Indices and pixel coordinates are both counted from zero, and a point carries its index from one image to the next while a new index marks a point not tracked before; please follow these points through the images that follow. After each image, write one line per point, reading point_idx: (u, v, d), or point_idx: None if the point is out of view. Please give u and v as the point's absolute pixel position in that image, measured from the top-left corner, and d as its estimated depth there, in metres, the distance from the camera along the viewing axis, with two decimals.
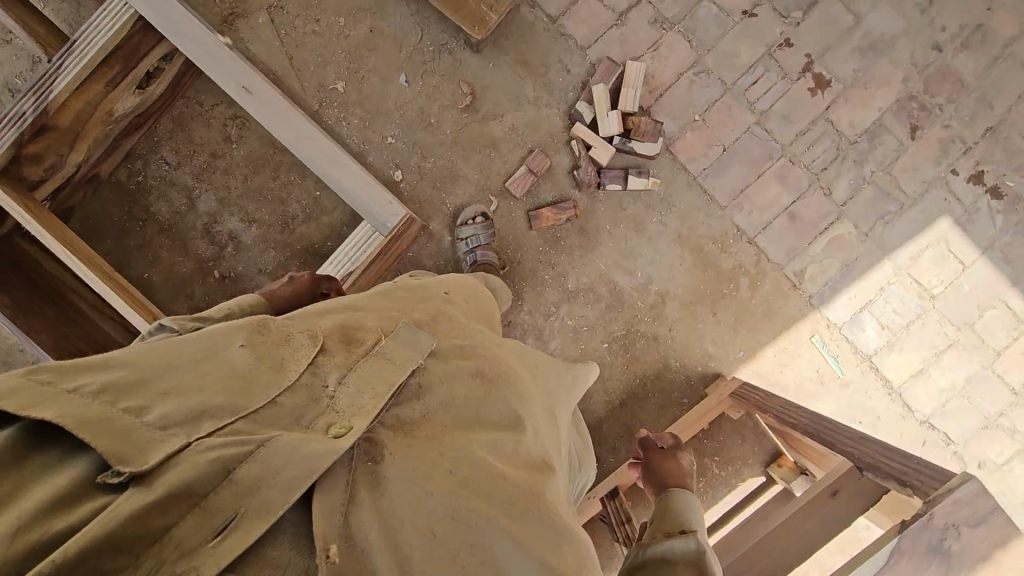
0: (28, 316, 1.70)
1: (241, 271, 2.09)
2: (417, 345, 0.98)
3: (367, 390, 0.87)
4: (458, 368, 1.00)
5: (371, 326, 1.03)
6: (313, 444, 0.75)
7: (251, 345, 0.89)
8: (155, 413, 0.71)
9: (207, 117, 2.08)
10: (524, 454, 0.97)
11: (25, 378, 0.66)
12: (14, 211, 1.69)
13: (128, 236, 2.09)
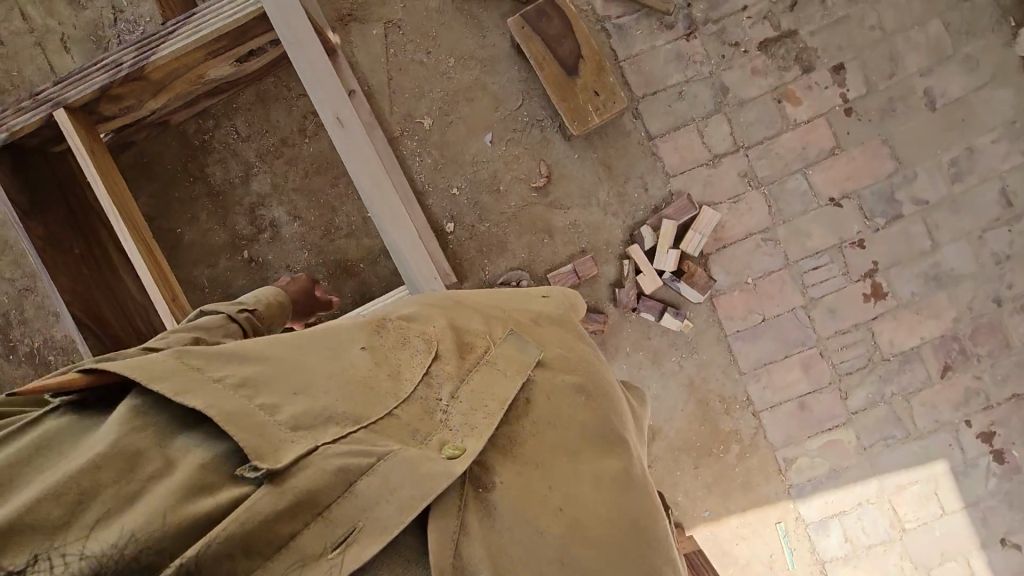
0: (54, 251, 1.70)
1: (270, 259, 2.10)
2: (526, 355, 0.98)
3: (479, 408, 0.90)
4: (566, 391, 0.99)
5: (481, 329, 1.03)
6: (430, 463, 0.80)
7: (370, 349, 0.94)
8: (286, 413, 0.79)
9: (291, 105, 2.10)
10: (630, 479, 0.97)
11: (177, 366, 0.77)
12: (78, 152, 1.66)
13: (175, 186, 2.10)
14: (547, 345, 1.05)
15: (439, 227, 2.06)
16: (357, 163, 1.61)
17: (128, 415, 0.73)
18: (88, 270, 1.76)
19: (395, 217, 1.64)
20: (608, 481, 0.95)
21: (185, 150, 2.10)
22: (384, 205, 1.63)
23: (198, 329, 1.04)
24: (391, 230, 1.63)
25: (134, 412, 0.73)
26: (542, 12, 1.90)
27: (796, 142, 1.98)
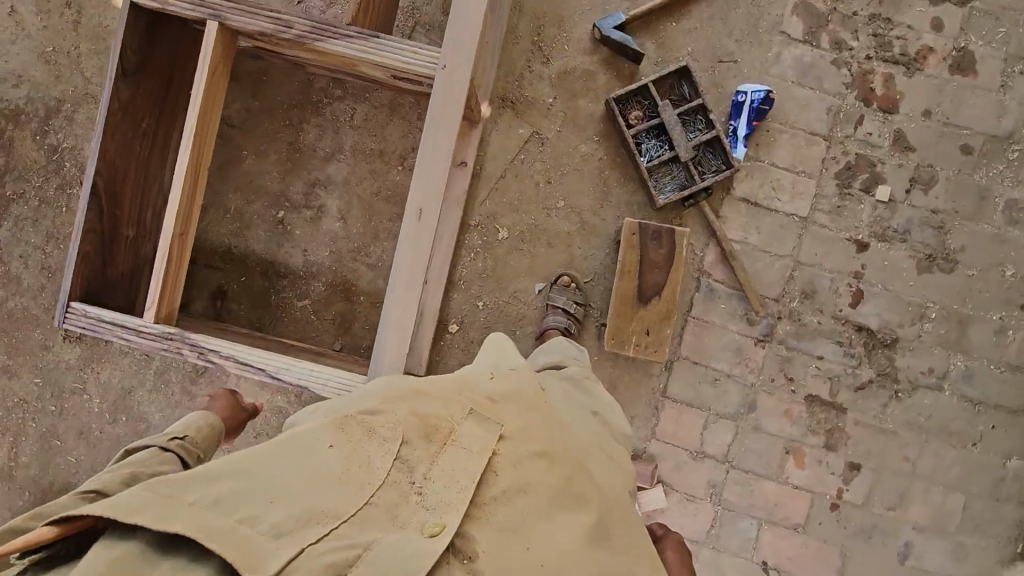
0: (125, 117, 1.71)
1: (297, 235, 2.12)
2: (481, 438, 1.00)
3: (452, 485, 0.95)
4: (530, 460, 1.01)
5: (440, 408, 1.03)
6: (413, 547, 0.85)
7: (339, 443, 0.95)
8: (267, 522, 0.84)
9: (410, 129, 2.09)
10: (598, 522, 1.03)
11: (150, 496, 0.83)
12: (201, 67, 1.66)
13: (269, 117, 2.10)
14: (506, 416, 1.05)
15: (443, 322, 2.05)
16: (406, 258, 1.57)
17: (106, 549, 0.81)
18: (139, 147, 1.78)
19: (401, 322, 1.59)
20: (584, 539, 0.98)
21: (298, 95, 2.10)
22: (399, 306, 1.58)
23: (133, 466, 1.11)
24: (391, 330, 1.59)
25: (117, 549, 0.81)
26: (658, 235, 1.86)
27: (773, 495, 1.96)
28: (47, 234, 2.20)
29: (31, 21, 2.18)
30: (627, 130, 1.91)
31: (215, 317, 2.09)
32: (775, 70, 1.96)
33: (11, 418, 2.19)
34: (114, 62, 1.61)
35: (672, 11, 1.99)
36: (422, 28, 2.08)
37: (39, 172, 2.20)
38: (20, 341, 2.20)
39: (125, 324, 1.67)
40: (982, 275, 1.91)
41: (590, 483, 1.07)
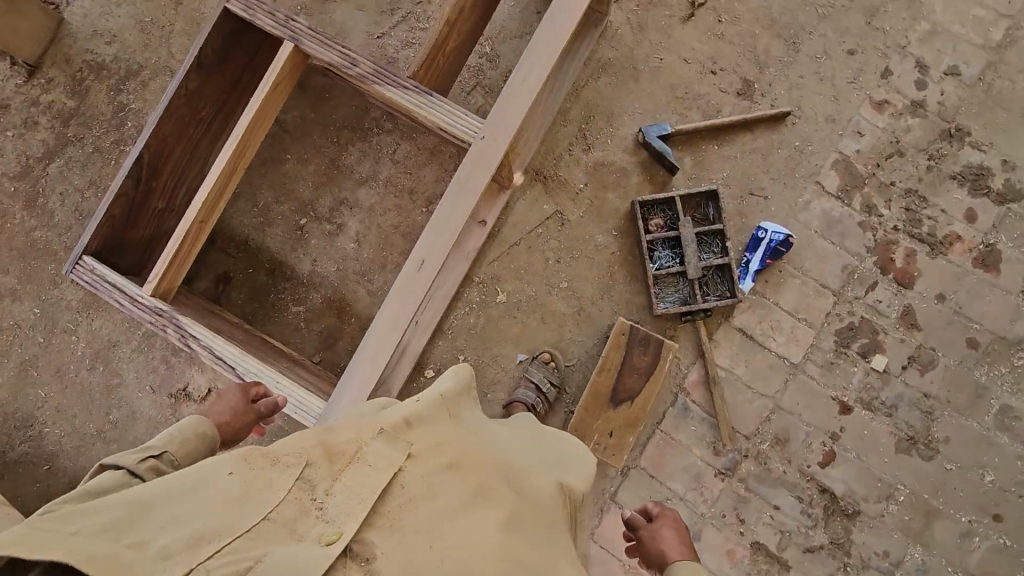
0: (188, 101, 1.85)
1: (311, 243, 2.20)
2: (387, 455, 0.98)
3: (354, 496, 0.93)
4: (441, 473, 0.99)
5: (352, 435, 1.03)
6: (303, 555, 0.84)
7: (238, 470, 0.95)
8: (154, 548, 0.84)
9: (444, 177, 2.19)
10: (512, 523, 0.99)
11: (32, 529, 0.81)
12: (269, 78, 1.80)
13: (319, 130, 2.23)
14: (418, 436, 1.04)
15: (420, 365, 2.08)
16: (395, 300, 1.63)
17: None
18: (192, 130, 1.91)
19: (372, 360, 1.62)
20: (500, 533, 0.96)
21: (352, 118, 2.22)
22: (376, 344, 1.63)
23: (90, 490, 0.96)
24: (361, 365, 1.63)
25: None
26: (646, 342, 1.88)
27: None
28: (91, 180, 2.34)
29: None
30: (645, 235, 1.98)
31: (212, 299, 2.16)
32: (802, 216, 2.03)
33: None
34: (193, 53, 1.76)
35: (718, 136, 2.10)
36: (483, 89, 2.21)
37: (103, 122, 2.36)
38: (32, 268, 2.31)
39: (123, 288, 1.75)
40: (961, 472, 1.88)
41: (511, 492, 1.05)
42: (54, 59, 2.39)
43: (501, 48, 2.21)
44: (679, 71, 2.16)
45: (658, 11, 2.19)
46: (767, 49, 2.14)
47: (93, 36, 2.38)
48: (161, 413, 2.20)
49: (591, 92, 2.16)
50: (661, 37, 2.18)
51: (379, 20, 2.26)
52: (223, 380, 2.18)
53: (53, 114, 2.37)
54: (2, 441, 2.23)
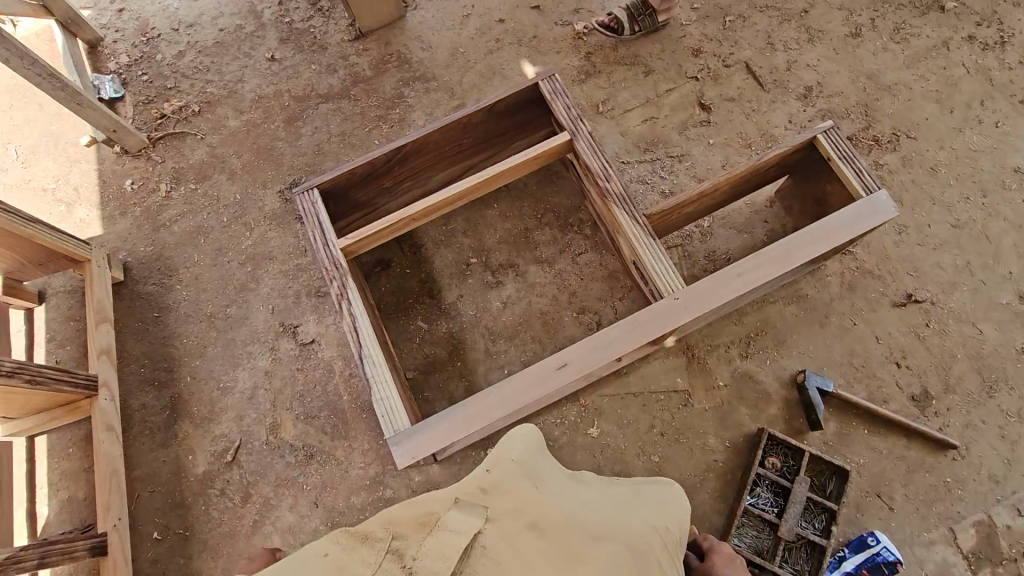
0: (462, 130, 2.14)
1: (467, 281, 2.36)
2: (466, 522, 1.04)
3: (437, 558, 0.94)
4: (518, 530, 1.08)
5: (434, 507, 1.17)
6: None
7: (327, 555, 1.03)
8: None
9: (606, 299, 2.30)
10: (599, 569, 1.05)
11: None
12: (533, 152, 2.06)
13: (532, 202, 2.45)
14: (493, 505, 1.15)
15: (489, 441, 2.11)
16: (520, 382, 1.72)
17: None
18: (449, 148, 2.20)
19: (470, 418, 1.69)
20: None
21: (563, 209, 2.43)
22: (481, 407, 1.70)
23: None
24: (458, 415, 1.70)
25: None
26: None
27: None
28: (342, 131, 2.65)
29: (470, 24, 2.78)
30: (757, 466, 1.94)
31: (364, 273, 2.36)
32: (919, 550, 1.92)
33: (196, 197, 2.60)
34: (492, 100, 2.06)
35: (869, 422, 2.07)
36: (681, 251, 2.33)
37: (378, 99, 2.69)
38: (254, 164, 2.64)
39: (323, 231, 1.96)
40: None
41: (592, 540, 1.14)
42: (379, 38, 2.81)
43: (715, 231, 2.36)
44: (864, 343, 2.17)
45: (873, 283, 2.24)
46: (960, 377, 2.11)
47: (412, 33, 2.80)
48: (264, 333, 2.37)
49: (774, 310, 2.22)
50: (864, 306, 2.22)
51: (632, 150, 2.48)
52: (329, 341, 2.34)
53: (350, 72, 2.75)
54: (142, 273, 2.51)
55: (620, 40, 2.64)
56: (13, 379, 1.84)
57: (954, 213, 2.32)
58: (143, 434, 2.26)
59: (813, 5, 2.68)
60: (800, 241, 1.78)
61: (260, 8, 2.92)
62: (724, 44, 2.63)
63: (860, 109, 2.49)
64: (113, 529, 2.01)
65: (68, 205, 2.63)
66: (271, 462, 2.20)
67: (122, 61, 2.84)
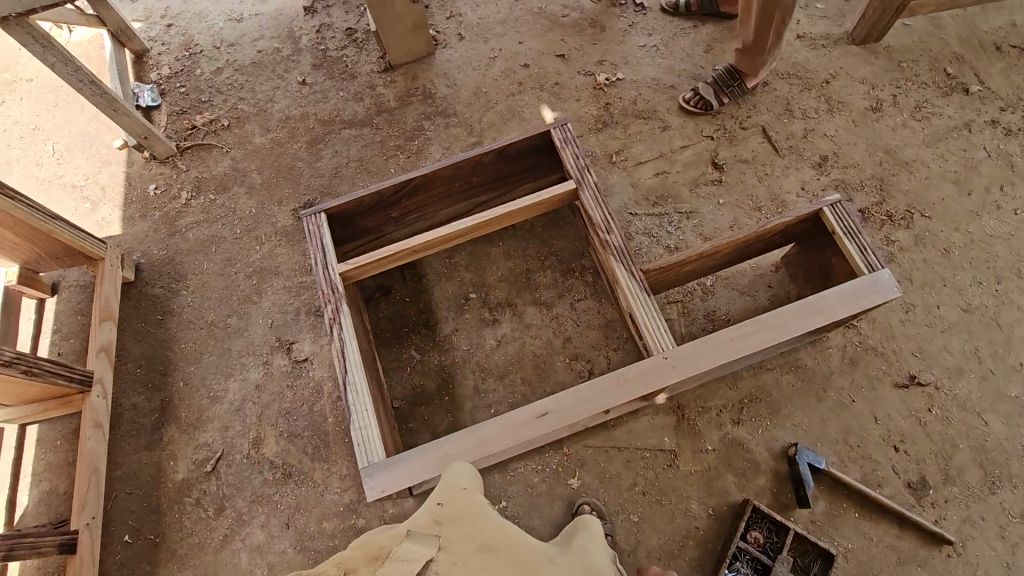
0: (473, 169, 2.19)
1: (465, 315, 2.37)
2: (417, 550, 1.05)
3: None
4: (471, 554, 1.11)
5: (386, 542, 1.14)
6: None
7: None
8: None
9: (601, 348, 2.28)
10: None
11: None
12: (539, 197, 2.10)
13: (538, 244, 2.47)
14: (446, 535, 1.15)
15: None
16: (498, 426, 1.70)
17: None
18: (458, 185, 2.25)
19: (444, 457, 1.67)
20: None
21: (567, 254, 2.44)
22: (456, 447, 1.68)
23: None
24: (432, 453, 1.68)
25: None
26: None
27: None
28: (361, 157, 2.72)
29: (495, 66, 2.87)
30: (738, 539, 1.88)
31: (364, 297, 2.38)
32: None
33: (213, 207, 2.69)
34: (504, 143, 2.11)
35: (861, 506, 1.99)
36: (681, 307, 2.32)
37: (399, 129, 2.77)
38: (272, 180, 2.72)
39: (324, 254, 2.00)
40: None
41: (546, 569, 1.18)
42: (407, 71, 2.92)
43: (717, 290, 2.34)
44: (861, 422, 2.10)
45: (875, 361, 2.19)
46: (960, 468, 2.03)
47: (439, 70, 2.89)
48: (260, 346, 2.40)
49: (770, 378, 2.18)
50: (865, 383, 2.16)
51: (641, 202, 2.50)
52: (321, 361, 2.36)
53: (375, 101, 2.85)
54: (152, 275, 2.57)
55: (711, 116, 2.65)
56: (11, 369, 1.88)
57: (965, 297, 2.27)
58: (129, 435, 2.28)
59: (835, 77, 2.71)
60: (798, 313, 1.76)
61: (299, 34, 3.07)
62: (742, 107, 2.66)
63: (875, 182, 2.48)
64: (85, 528, 2.01)
65: (93, 203, 2.74)
66: (249, 476, 2.19)
67: (163, 72, 3.00)
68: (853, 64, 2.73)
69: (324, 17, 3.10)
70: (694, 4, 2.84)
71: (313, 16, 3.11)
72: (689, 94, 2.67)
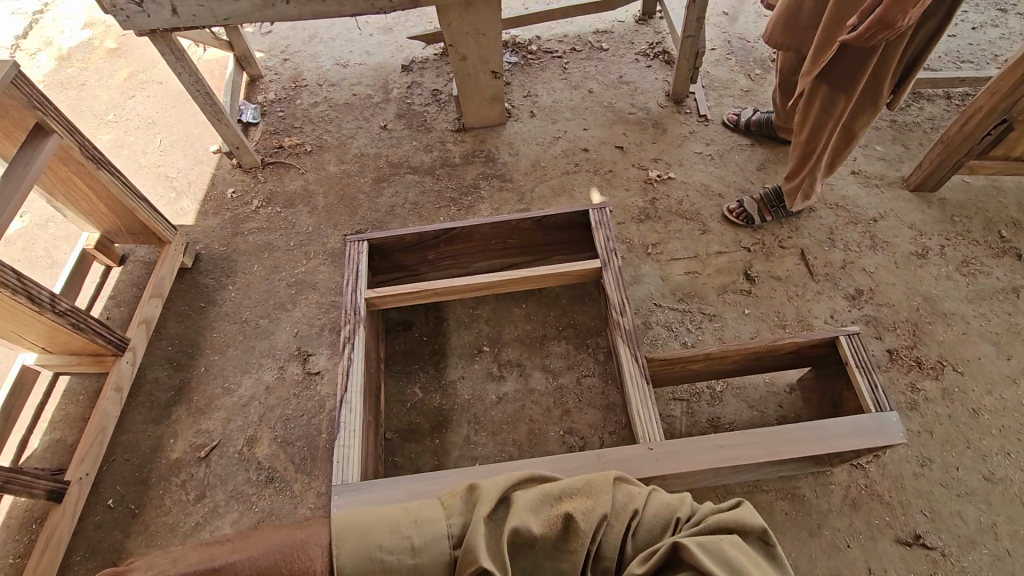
0: (511, 231, 2.34)
1: (475, 365, 2.45)
2: None
3: None
4: None
5: None
6: None
7: None
8: None
9: (598, 428, 2.27)
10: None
11: None
12: (566, 269, 2.20)
13: (559, 314, 2.56)
14: None
15: None
16: (472, 474, 1.72)
17: None
18: (494, 244, 2.40)
19: (413, 493, 1.69)
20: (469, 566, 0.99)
21: (584, 329, 2.51)
22: (427, 488, 1.69)
23: None
24: (403, 487, 1.70)
25: None
26: None
27: None
28: (417, 201, 2.94)
29: (557, 146, 3.10)
30: None
31: (386, 327, 2.51)
32: None
33: (277, 218, 2.95)
34: (543, 214, 2.26)
35: None
36: (686, 407, 2.30)
37: (457, 184, 2.99)
38: (334, 206, 2.97)
39: (356, 279, 2.16)
40: None
41: None
42: (478, 134, 3.18)
43: (726, 396, 2.32)
44: (854, 571, 1.97)
45: (879, 509, 2.07)
46: None
47: (506, 140, 3.15)
48: (281, 351, 2.54)
49: (763, 500, 2.10)
50: (864, 530, 2.04)
51: (667, 295, 2.56)
52: (331, 378, 2.46)
53: (442, 155, 3.11)
54: (207, 266, 2.82)
55: (751, 229, 2.73)
56: (64, 319, 2.10)
57: (989, 464, 2.14)
58: (143, 405, 2.43)
59: (882, 217, 2.75)
60: (795, 434, 1.73)
61: (392, 87, 3.43)
62: (784, 227, 2.73)
63: (908, 326, 2.44)
64: (76, 482, 2.12)
65: (178, 193, 3.07)
66: (235, 471, 2.26)
67: (268, 97, 3.42)
68: (903, 208, 2.77)
69: (417, 76, 3.47)
70: (754, 125, 3.00)
71: (407, 74, 3.49)
72: (733, 205, 2.76)
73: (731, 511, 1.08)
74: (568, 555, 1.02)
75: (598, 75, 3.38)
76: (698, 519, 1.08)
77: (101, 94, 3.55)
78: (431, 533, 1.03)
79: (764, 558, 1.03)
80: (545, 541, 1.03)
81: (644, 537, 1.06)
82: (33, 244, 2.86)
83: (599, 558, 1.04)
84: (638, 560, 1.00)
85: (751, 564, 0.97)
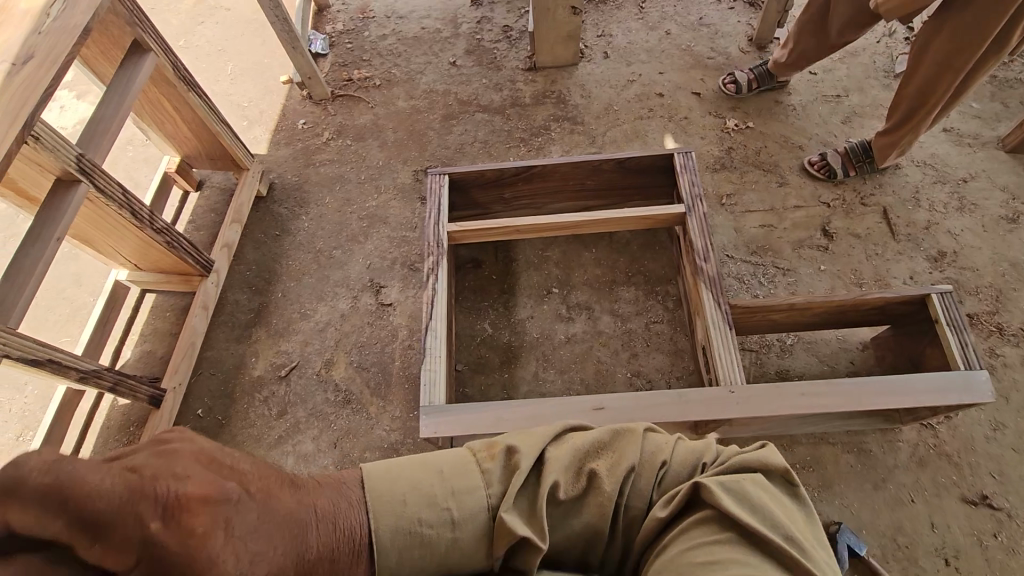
0: (590, 173, 2.32)
1: (543, 306, 2.49)
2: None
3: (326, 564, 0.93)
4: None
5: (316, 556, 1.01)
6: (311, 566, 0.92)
7: None
8: None
9: (665, 373, 2.31)
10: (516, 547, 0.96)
11: None
12: (645, 212, 2.18)
13: (628, 261, 2.55)
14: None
15: None
16: (553, 405, 1.77)
17: None
18: (571, 186, 2.38)
19: (495, 417, 1.76)
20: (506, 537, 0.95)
21: (654, 276, 2.51)
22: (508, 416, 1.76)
23: None
24: (486, 411, 1.77)
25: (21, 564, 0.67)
26: None
27: None
28: (487, 140, 2.92)
29: (631, 89, 3.01)
30: None
31: (457, 264, 2.56)
32: None
33: (347, 151, 2.97)
34: (626, 156, 2.23)
35: None
36: (754, 359, 2.31)
37: (528, 124, 2.95)
38: (404, 142, 2.97)
39: (439, 211, 2.19)
40: None
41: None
42: (549, 74, 3.10)
43: (795, 350, 2.32)
44: (916, 524, 2.00)
45: (946, 468, 2.08)
46: None
47: (578, 81, 3.07)
48: (354, 282, 2.61)
49: (828, 452, 2.13)
50: (930, 487, 2.06)
51: (739, 247, 2.53)
52: (403, 310, 2.53)
53: (512, 94, 3.05)
54: (281, 195, 2.87)
55: (831, 184, 2.64)
56: (162, 236, 2.17)
57: None
58: (225, 324, 2.55)
59: (973, 177, 2.63)
60: (876, 387, 1.73)
61: (461, 21, 3.35)
62: (868, 184, 2.64)
63: (992, 292, 2.37)
64: (171, 391, 2.26)
65: (250, 122, 3.10)
66: (315, 391, 2.38)
67: (336, 28, 3.38)
68: (997, 169, 2.64)
69: (487, 11, 3.37)
70: (755, 81, 2.86)
71: (477, 9, 3.39)
72: (815, 158, 2.67)
73: (754, 453, 1.04)
74: (595, 508, 0.99)
75: (677, 16, 3.23)
76: (722, 461, 1.04)
77: (171, 19, 3.54)
78: (469, 504, 0.98)
79: (787, 497, 1.01)
80: (572, 500, 1.00)
81: (670, 484, 1.02)
82: (116, 166, 2.95)
83: (627, 507, 1.01)
84: (661, 505, 0.98)
85: (777, 506, 0.95)
